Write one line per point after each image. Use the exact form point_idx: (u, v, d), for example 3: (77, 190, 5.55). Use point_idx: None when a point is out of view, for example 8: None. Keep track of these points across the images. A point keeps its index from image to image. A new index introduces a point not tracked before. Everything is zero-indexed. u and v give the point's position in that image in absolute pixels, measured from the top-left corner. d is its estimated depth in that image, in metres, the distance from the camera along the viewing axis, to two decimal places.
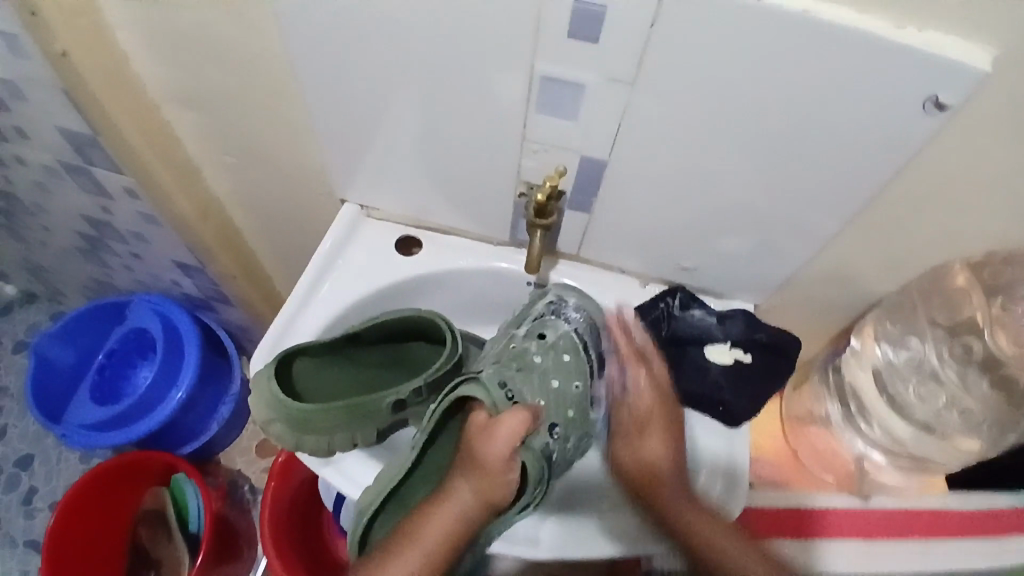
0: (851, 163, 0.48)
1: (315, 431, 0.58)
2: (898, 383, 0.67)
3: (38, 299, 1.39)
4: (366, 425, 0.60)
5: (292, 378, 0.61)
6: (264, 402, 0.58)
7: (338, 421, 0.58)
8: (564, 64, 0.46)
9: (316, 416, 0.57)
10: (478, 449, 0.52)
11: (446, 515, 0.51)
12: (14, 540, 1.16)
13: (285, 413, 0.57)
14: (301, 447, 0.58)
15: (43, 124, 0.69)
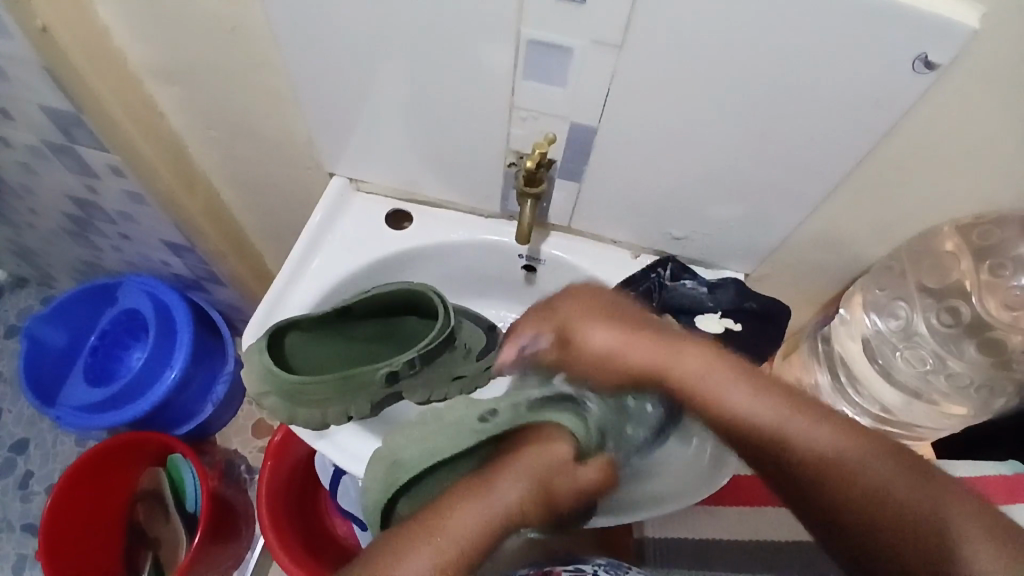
0: (839, 127, 0.48)
1: (308, 403, 0.58)
2: (886, 350, 0.68)
3: (28, 284, 1.38)
4: (359, 397, 0.60)
5: (285, 351, 0.60)
6: (256, 375, 0.58)
7: (330, 393, 0.58)
8: (551, 29, 0.46)
9: (308, 388, 0.57)
10: (564, 471, 0.45)
11: (510, 514, 0.43)
12: (10, 524, 1.16)
13: (276, 386, 0.57)
14: (295, 420, 0.58)
15: (24, 101, 0.68)
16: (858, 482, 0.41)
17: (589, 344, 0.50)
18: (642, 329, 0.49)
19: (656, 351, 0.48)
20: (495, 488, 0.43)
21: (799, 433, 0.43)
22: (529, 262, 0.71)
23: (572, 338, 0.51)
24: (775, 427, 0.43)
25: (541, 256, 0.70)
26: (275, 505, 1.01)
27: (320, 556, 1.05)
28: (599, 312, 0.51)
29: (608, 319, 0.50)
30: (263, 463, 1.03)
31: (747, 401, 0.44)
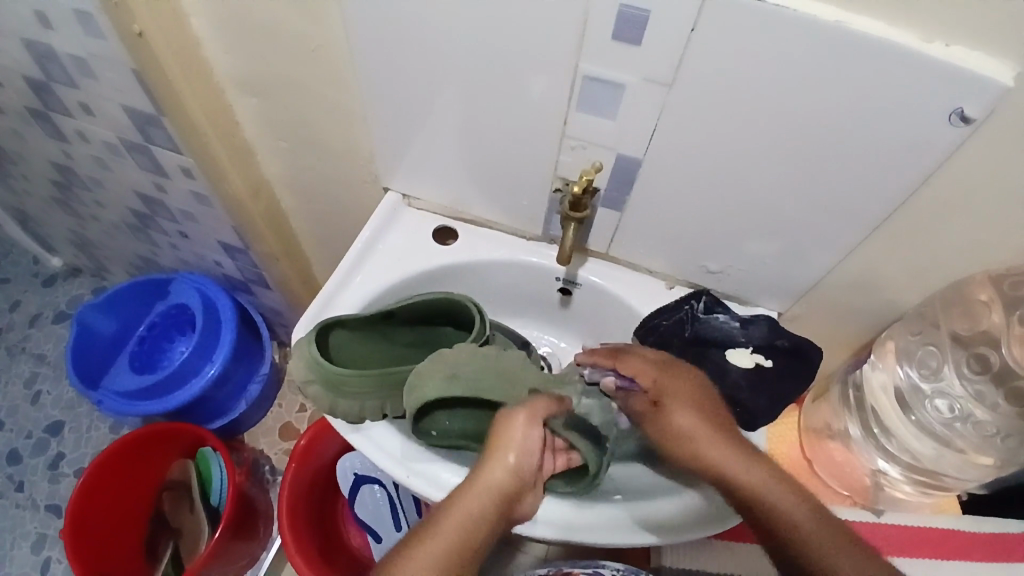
0: (875, 173, 0.50)
1: (348, 395, 0.61)
2: (920, 401, 0.67)
3: (82, 274, 1.45)
4: (396, 393, 0.63)
5: (331, 346, 0.64)
6: (305, 364, 0.62)
7: (369, 388, 0.61)
8: (607, 66, 0.49)
9: (349, 380, 0.60)
10: (497, 463, 0.54)
11: (483, 505, 0.53)
12: (35, 503, 1.21)
13: (321, 375, 0.61)
14: (336, 411, 0.62)
15: (110, 101, 0.74)
16: None
17: (672, 421, 0.59)
18: (721, 427, 0.58)
19: (708, 441, 0.57)
20: (457, 496, 0.54)
21: (817, 534, 0.51)
22: (566, 285, 0.74)
23: (658, 407, 0.60)
24: (805, 532, 0.52)
25: (578, 279, 0.72)
26: (292, 506, 1.04)
27: (330, 563, 1.06)
28: (693, 401, 0.60)
29: (697, 408, 0.59)
30: (287, 465, 1.05)
31: (786, 503, 0.53)
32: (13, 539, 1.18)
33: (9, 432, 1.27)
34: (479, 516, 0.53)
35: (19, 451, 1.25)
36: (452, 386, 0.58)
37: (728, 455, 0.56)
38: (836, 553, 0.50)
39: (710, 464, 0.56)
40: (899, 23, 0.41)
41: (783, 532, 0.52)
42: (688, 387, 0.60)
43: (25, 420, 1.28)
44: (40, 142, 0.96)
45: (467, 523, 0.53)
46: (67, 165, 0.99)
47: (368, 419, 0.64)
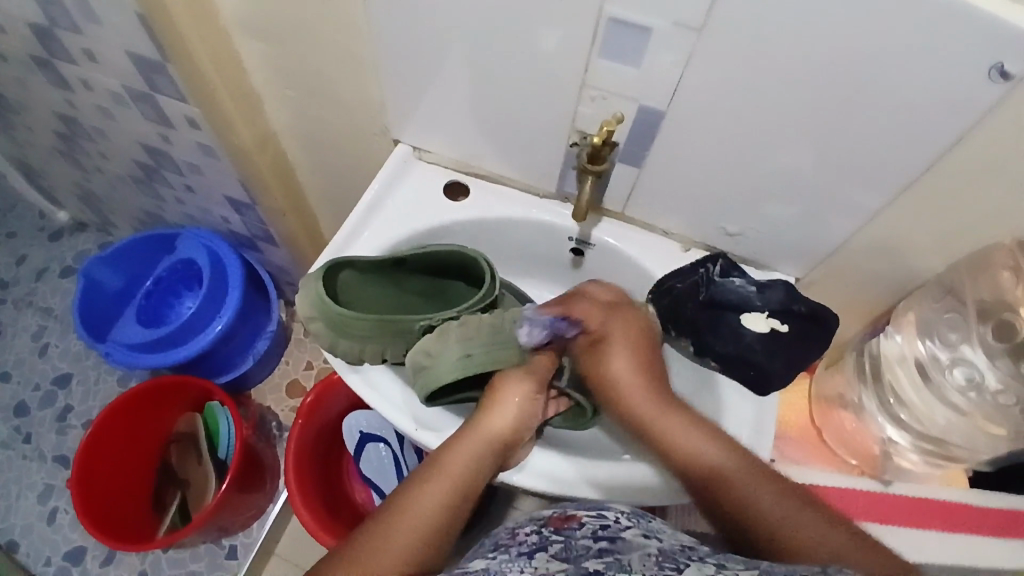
0: (908, 131, 0.48)
1: (350, 336, 0.60)
2: (936, 371, 0.66)
3: (89, 229, 1.44)
4: (396, 341, 0.61)
5: (338, 285, 0.62)
6: (309, 301, 0.60)
7: (371, 332, 0.60)
8: (632, 7, 0.46)
9: (352, 322, 0.59)
10: (494, 415, 0.59)
11: (478, 445, 0.56)
12: (43, 454, 1.22)
13: (324, 314, 0.59)
14: (336, 349, 0.61)
15: (114, 45, 0.72)
16: (793, 530, 0.48)
17: (609, 366, 0.62)
18: (656, 386, 0.60)
19: (647, 405, 0.59)
20: (443, 450, 0.56)
21: (753, 482, 0.52)
22: (578, 245, 0.72)
23: (597, 352, 0.63)
24: (744, 482, 0.52)
25: (591, 240, 0.71)
26: (301, 462, 1.04)
27: (337, 517, 1.08)
28: (633, 348, 0.62)
29: (636, 358, 0.62)
30: (294, 422, 1.06)
31: (727, 456, 0.54)
32: (20, 489, 1.19)
33: (16, 384, 1.28)
34: (476, 461, 0.55)
35: (26, 403, 1.26)
36: (469, 366, 0.58)
37: (660, 413, 0.58)
38: (780, 508, 0.50)
39: (649, 425, 0.58)
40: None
41: (724, 483, 0.53)
42: (636, 334, 0.63)
43: (32, 372, 1.29)
44: (43, 90, 0.93)
45: (460, 461, 0.55)
46: (71, 115, 0.98)
47: (367, 361, 0.62)
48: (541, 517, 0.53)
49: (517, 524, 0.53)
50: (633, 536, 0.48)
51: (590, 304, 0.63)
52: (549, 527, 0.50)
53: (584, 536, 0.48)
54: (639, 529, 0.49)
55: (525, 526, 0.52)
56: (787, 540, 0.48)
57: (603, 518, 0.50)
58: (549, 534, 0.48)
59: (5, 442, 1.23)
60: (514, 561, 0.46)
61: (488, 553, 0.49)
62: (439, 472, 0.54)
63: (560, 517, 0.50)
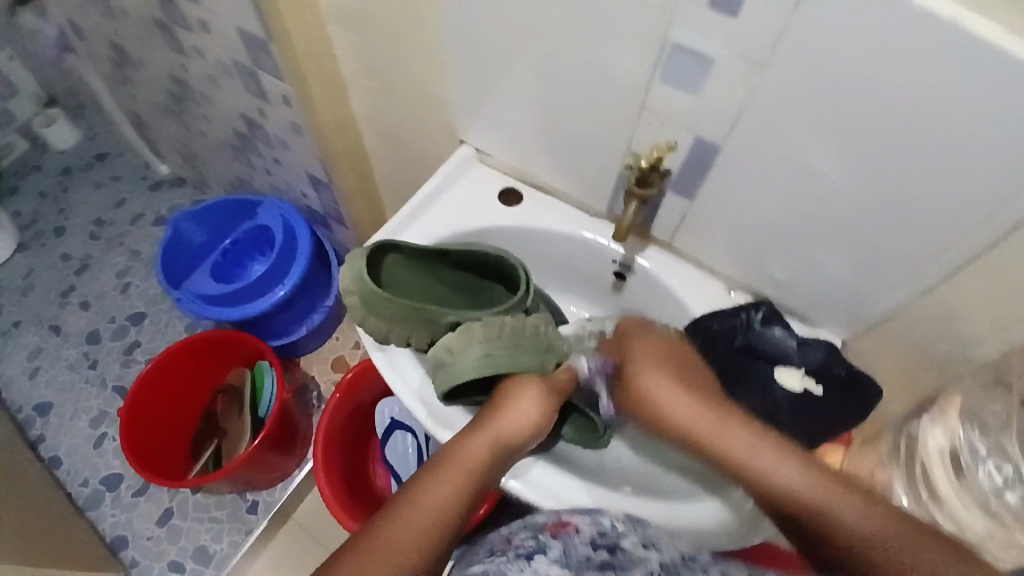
0: (974, 207, 0.45)
1: (379, 315, 0.61)
2: (968, 462, 0.59)
3: (185, 184, 1.54)
4: (421, 328, 0.62)
5: (380, 266, 0.64)
6: (350, 275, 0.61)
7: (400, 317, 0.61)
8: (700, 39, 0.46)
9: (385, 303, 0.60)
10: (512, 415, 0.57)
11: (493, 441, 0.55)
12: (105, 381, 1.31)
13: (361, 291, 0.61)
14: (364, 325, 0.62)
15: (225, 20, 0.78)
16: (883, 546, 0.44)
17: (643, 390, 0.58)
18: (695, 395, 0.57)
19: (709, 429, 0.55)
20: (457, 444, 0.55)
21: (830, 500, 0.47)
22: (621, 269, 0.71)
23: (624, 373, 0.60)
24: (824, 503, 0.48)
25: (633, 266, 0.69)
26: (330, 436, 1.08)
27: (356, 495, 1.10)
28: (652, 354, 0.59)
29: (668, 373, 0.58)
30: (332, 396, 1.09)
31: (799, 481, 0.49)
32: (77, 410, 1.28)
33: (94, 313, 1.38)
34: (490, 458, 0.55)
35: (99, 332, 1.36)
36: (489, 366, 0.58)
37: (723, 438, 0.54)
38: (867, 520, 0.46)
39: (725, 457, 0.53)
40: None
41: (808, 512, 0.48)
42: (654, 346, 0.60)
43: (111, 306, 1.39)
44: (162, 53, 1.01)
45: (476, 452, 0.54)
46: (183, 78, 1.05)
47: (391, 343, 0.64)
48: (534, 517, 0.51)
49: (510, 528, 0.50)
50: (632, 545, 0.48)
51: (631, 336, 0.61)
52: (545, 533, 0.48)
53: (583, 551, 0.46)
54: (637, 537, 0.49)
55: (518, 526, 0.50)
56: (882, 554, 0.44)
57: (601, 524, 0.49)
58: (548, 544, 0.47)
59: (74, 365, 1.33)
60: (513, 564, 0.45)
61: (481, 559, 0.48)
62: (449, 463, 0.53)
63: (557, 523, 0.49)
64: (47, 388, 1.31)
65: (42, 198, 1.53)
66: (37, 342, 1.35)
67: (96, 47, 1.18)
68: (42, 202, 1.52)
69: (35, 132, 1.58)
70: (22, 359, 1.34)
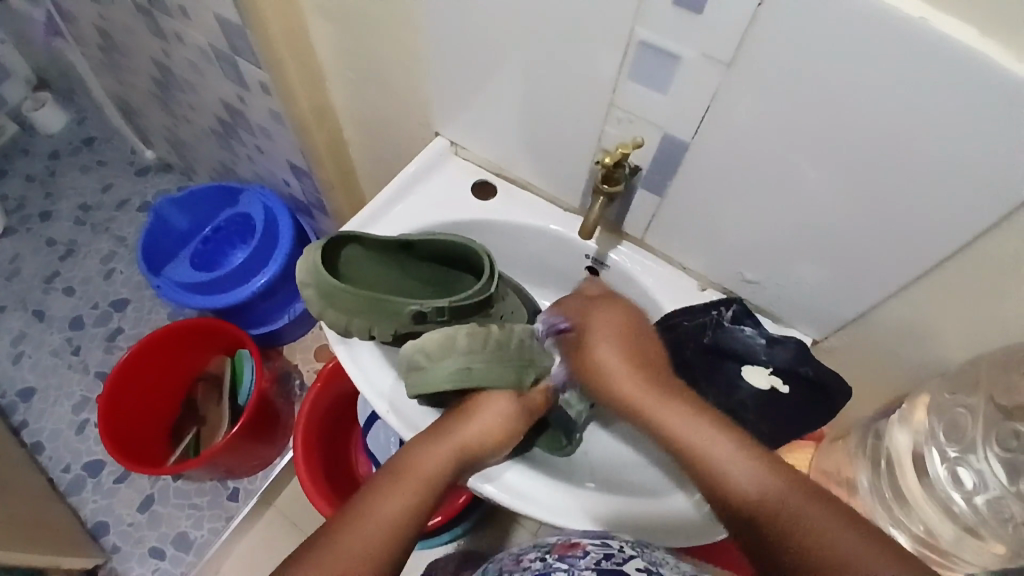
0: (939, 210, 0.45)
1: (339, 308, 0.59)
2: (934, 461, 0.59)
3: (171, 170, 1.53)
4: (385, 321, 0.60)
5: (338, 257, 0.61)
6: (305, 268, 0.59)
7: (361, 309, 0.59)
8: (670, 37, 0.45)
9: (345, 296, 0.58)
10: (473, 420, 0.57)
11: (446, 446, 0.55)
12: (87, 368, 1.30)
13: (318, 284, 0.58)
14: (324, 317, 0.60)
15: (202, 6, 0.77)
16: (835, 552, 0.42)
17: (595, 358, 0.59)
18: (650, 374, 0.56)
19: (654, 401, 0.54)
20: (405, 454, 0.54)
21: (780, 500, 0.46)
22: (594, 264, 0.71)
23: (580, 341, 0.61)
24: (772, 504, 0.46)
25: (607, 261, 0.69)
26: (311, 425, 1.08)
27: (336, 484, 1.10)
28: (611, 332, 0.59)
29: (624, 345, 0.58)
30: (312, 385, 1.09)
31: (746, 477, 0.48)
32: (60, 396, 1.28)
33: (78, 298, 1.37)
34: (446, 464, 0.54)
35: (83, 318, 1.35)
36: (465, 379, 0.56)
37: (677, 415, 0.53)
38: (816, 523, 0.44)
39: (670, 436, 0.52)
40: (988, 38, 0.36)
41: (754, 509, 0.47)
42: (617, 319, 0.60)
43: (94, 291, 1.38)
44: (143, 37, 1.00)
45: (427, 458, 0.54)
46: (165, 63, 1.04)
47: (354, 334, 0.62)
48: (546, 543, 0.55)
49: (523, 551, 0.56)
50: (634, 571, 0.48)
51: (590, 306, 0.62)
52: (552, 554, 0.52)
53: (587, 565, 0.49)
54: (641, 562, 0.50)
55: (529, 552, 0.55)
56: (834, 561, 0.42)
57: (608, 548, 0.52)
58: (554, 560, 0.51)
59: (57, 351, 1.32)
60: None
61: None
62: (401, 471, 0.53)
63: (565, 545, 0.53)
64: (29, 373, 1.30)
65: (29, 181, 1.51)
66: (20, 327, 1.34)
67: (79, 29, 1.17)
68: (29, 186, 1.51)
69: (23, 116, 1.56)
70: (5, 343, 1.33)
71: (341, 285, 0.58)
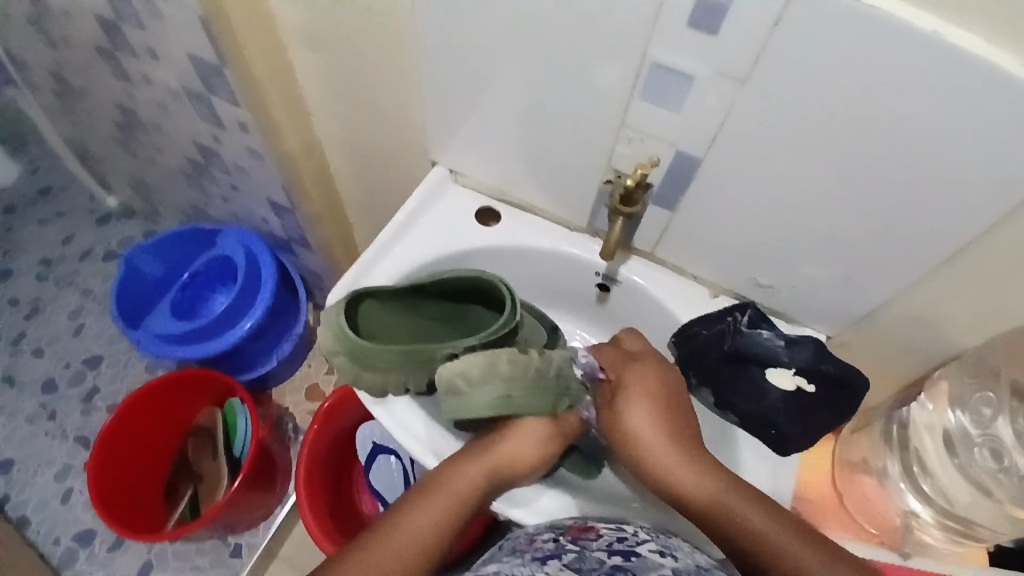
0: (951, 208, 0.47)
1: (373, 368, 0.60)
2: (959, 447, 0.63)
3: (135, 217, 1.48)
4: (419, 371, 0.61)
5: (359, 315, 0.62)
6: (330, 333, 0.60)
7: (392, 364, 0.60)
8: (679, 54, 0.46)
9: (375, 354, 0.59)
10: (509, 444, 0.58)
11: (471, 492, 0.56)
12: (66, 433, 1.25)
13: (346, 347, 0.59)
14: (360, 381, 0.61)
15: (173, 47, 0.75)
16: None
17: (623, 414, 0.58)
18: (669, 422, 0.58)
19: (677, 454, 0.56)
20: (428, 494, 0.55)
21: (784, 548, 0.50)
22: (605, 281, 0.71)
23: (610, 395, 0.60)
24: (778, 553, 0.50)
25: (618, 277, 0.70)
26: (312, 467, 1.05)
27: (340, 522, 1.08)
28: (644, 389, 0.59)
29: (650, 403, 0.59)
30: (310, 426, 1.06)
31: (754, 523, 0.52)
32: (40, 465, 1.22)
33: (48, 360, 1.32)
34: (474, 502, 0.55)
35: (56, 380, 1.30)
36: (506, 407, 0.55)
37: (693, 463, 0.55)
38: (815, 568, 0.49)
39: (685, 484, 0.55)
40: (994, 41, 0.38)
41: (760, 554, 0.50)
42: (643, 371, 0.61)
43: (65, 350, 1.33)
44: (107, 83, 0.97)
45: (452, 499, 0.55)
46: (130, 108, 1.01)
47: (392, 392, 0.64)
48: (562, 525, 0.53)
49: (535, 530, 0.53)
50: (648, 552, 0.47)
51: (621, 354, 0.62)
52: (567, 536, 0.50)
53: (599, 547, 0.47)
54: (654, 544, 0.48)
55: (544, 532, 0.53)
56: None
57: (622, 532, 0.50)
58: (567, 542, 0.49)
59: (31, 418, 1.26)
60: (527, 564, 0.46)
61: (503, 557, 0.49)
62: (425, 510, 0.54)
63: (580, 528, 0.51)
64: (6, 444, 1.24)
65: None
66: None
67: (33, 79, 1.13)
68: None
69: None
70: None
71: (370, 344, 0.59)
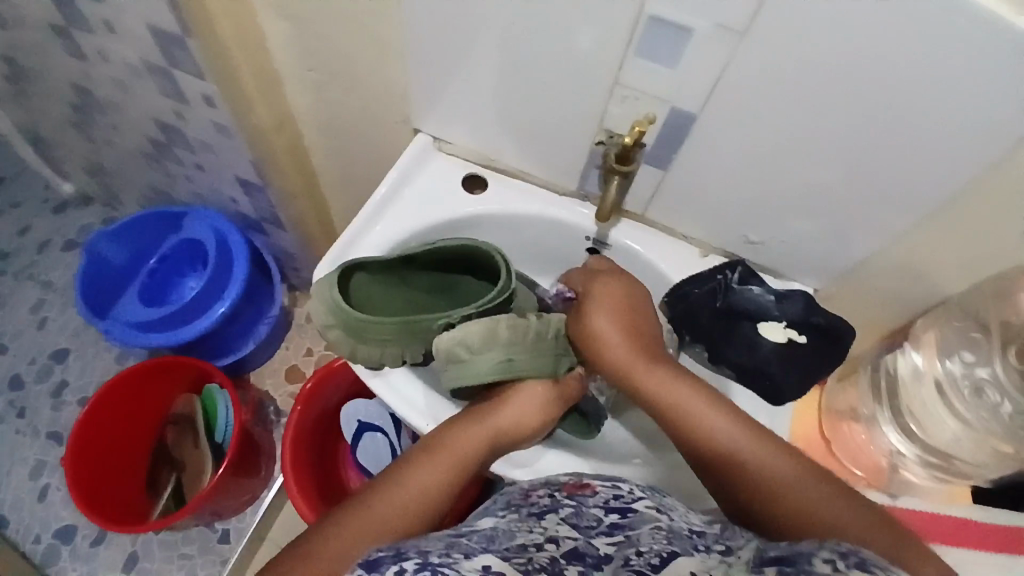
0: (941, 155, 0.48)
1: (369, 341, 0.60)
2: (945, 390, 0.64)
3: (93, 204, 1.43)
4: (415, 342, 0.61)
5: (352, 288, 0.61)
6: (323, 307, 0.60)
7: (388, 335, 0.60)
8: (673, 8, 0.46)
9: (370, 327, 0.59)
10: (503, 401, 0.57)
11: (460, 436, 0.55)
12: (37, 430, 1.21)
13: (341, 321, 0.59)
14: (356, 355, 0.61)
15: (131, 18, 0.72)
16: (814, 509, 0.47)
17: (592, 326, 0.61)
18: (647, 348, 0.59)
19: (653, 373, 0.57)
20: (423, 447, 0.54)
21: (773, 467, 0.50)
22: (595, 245, 0.72)
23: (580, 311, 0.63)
24: (764, 471, 0.50)
25: (608, 241, 0.70)
26: (297, 444, 1.04)
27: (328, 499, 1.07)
28: (615, 308, 0.61)
29: (620, 318, 0.61)
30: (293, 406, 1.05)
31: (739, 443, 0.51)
32: (13, 463, 1.18)
33: (12, 356, 1.27)
34: (468, 452, 0.54)
35: (22, 376, 1.25)
36: (508, 370, 0.57)
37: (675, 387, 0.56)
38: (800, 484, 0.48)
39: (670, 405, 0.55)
40: None
41: (749, 473, 0.50)
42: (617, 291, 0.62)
43: (30, 345, 1.28)
44: (58, 60, 0.93)
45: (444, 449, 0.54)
46: (84, 86, 0.97)
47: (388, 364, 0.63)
48: (557, 480, 0.53)
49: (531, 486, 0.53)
50: (647, 508, 0.47)
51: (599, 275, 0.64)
52: (563, 492, 0.50)
53: (595, 504, 0.48)
54: (652, 501, 0.48)
55: (539, 487, 0.52)
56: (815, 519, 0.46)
57: (618, 489, 0.50)
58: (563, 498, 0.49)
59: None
60: (524, 521, 0.47)
61: (498, 511, 0.50)
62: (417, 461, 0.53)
63: (575, 484, 0.51)
64: None
65: None
66: None
67: None
68: None
69: None
70: None
71: (366, 317, 0.59)
